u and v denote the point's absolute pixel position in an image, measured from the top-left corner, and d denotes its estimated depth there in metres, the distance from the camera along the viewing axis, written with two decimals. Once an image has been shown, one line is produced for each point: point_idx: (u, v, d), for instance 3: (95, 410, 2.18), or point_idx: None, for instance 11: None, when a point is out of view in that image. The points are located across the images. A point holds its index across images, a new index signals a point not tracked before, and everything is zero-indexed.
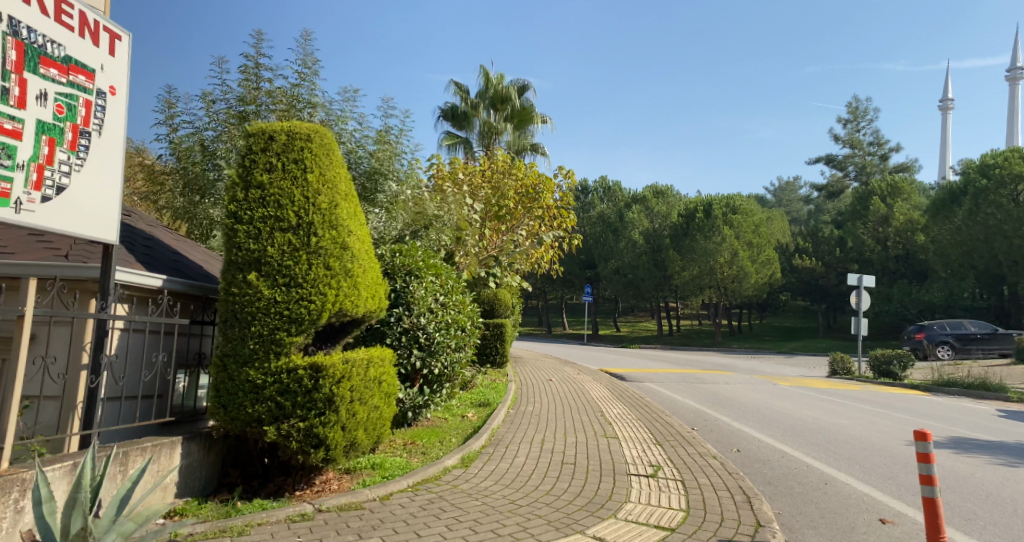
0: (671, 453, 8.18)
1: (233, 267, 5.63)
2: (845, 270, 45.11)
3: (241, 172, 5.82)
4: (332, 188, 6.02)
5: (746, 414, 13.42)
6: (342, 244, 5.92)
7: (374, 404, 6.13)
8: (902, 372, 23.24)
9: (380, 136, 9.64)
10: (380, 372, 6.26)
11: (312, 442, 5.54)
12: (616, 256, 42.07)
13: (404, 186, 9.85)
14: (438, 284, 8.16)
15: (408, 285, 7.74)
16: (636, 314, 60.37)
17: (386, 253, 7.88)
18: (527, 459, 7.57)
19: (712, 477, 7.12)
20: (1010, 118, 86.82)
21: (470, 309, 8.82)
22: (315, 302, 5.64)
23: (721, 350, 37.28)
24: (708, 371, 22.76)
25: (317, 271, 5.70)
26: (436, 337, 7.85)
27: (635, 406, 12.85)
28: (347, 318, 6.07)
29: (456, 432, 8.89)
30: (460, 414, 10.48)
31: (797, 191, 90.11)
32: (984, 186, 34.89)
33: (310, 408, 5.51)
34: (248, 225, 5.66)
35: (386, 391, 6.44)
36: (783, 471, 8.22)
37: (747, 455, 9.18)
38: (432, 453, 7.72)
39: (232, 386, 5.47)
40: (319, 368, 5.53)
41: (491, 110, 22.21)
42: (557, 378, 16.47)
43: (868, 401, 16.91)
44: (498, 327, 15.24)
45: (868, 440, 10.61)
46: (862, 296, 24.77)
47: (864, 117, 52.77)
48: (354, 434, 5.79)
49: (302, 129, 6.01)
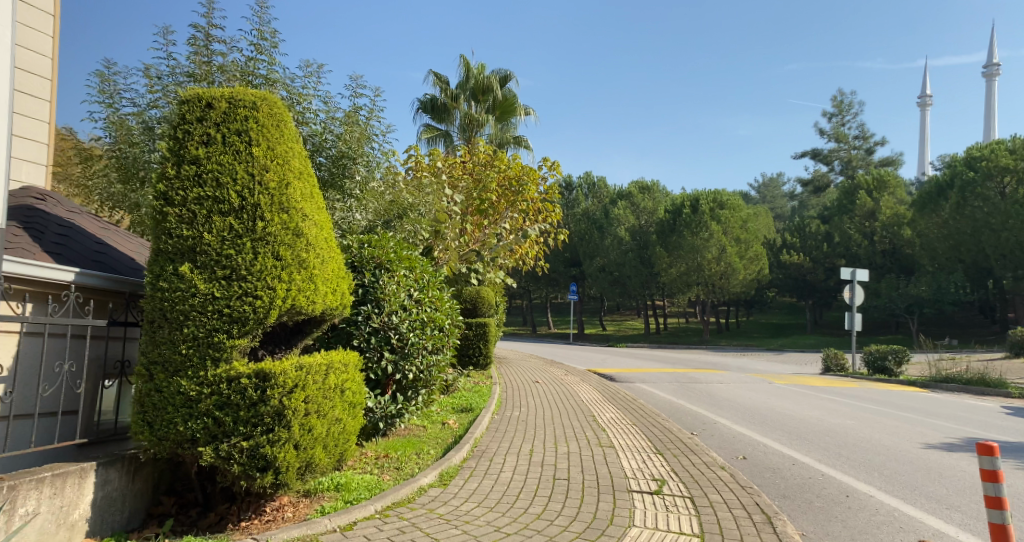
0: (675, 464, 7.41)
1: (162, 257, 4.73)
2: (833, 265, 44.61)
3: (172, 145, 4.91)
4: (283, 164, 5.14)
5: (747, 416, 12.66)
6: (295, 230, 5.04)
7: (336, 417, 5.27)
8: (896, 368, 22.63)
9: (347, 117, 8.68)
10: (344, 379, 5.40)
11: (259, 465, 4.67)
12: (602, 253, 41.35)
13: (375, 172, 8.98)
14: (412, 278, 7.30)
15: (377, 279, 6.89)
16: (623, 313, 59.66)
17: (352, 244, 7.02)
18: (514, 474, 6.74)
19: (723, 492, 6.36)
20: (986, 111, 87.59)
21: (450, 306, 7.97)
22: (262, 298, 4.78)
23: (710, 348, 36.60)
24: (700, 370, 22.02)
25: (264, 262, 4.83)
26: (409, 338, 7.00)
27: (628, 409, 12.08)
28: (303, 316, 5.19)
29: (435, 443, 8.10)
30: (441, 421, 9.65)
31: (780, 188, 89.85)
32: (971, 178, 34.56)
33: (255, 424, 4.65)
34: (179, 209, 4.77)
35: (352, 400, 5.58)
36: (797, 481, 7.49)
37: (754, 463, 8.42)
38: (406, 470, 6.87)
39: (161, 399, 4.60)
40: (266, 378, 4.67)
41: (472, 102, 21.32)
42: (544, 379, 15.66)
43: (868, 399, 16.21)
44: (481, 326, 14.41)
45: (880, 444, 9.88)
46: (855, 290, 24.14)
47: (849, 111, 52.32)
48: (310, 454, 4.91)
49: (246, 96, 5.12)
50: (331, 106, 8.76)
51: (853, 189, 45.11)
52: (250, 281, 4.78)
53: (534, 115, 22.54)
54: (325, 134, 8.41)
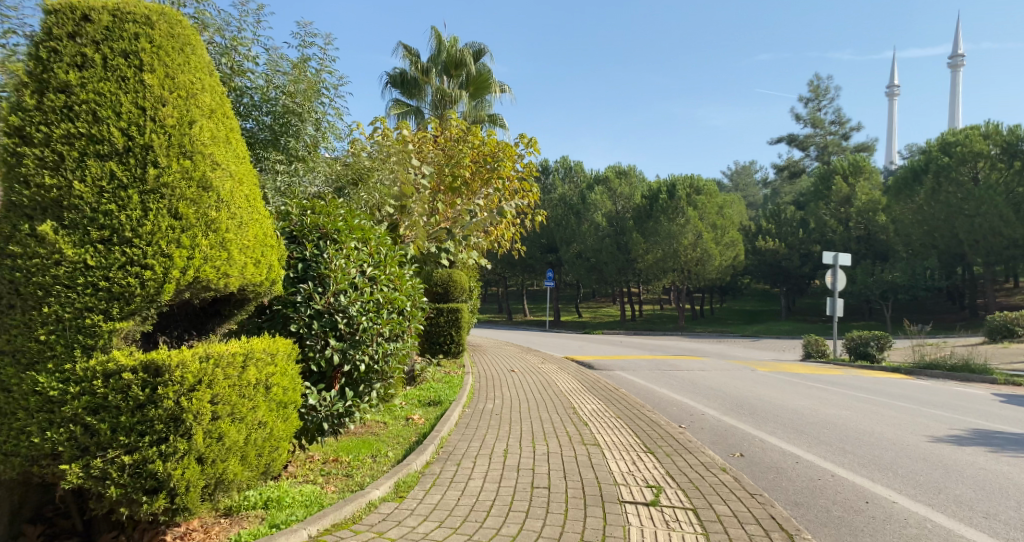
0: (667, 465, 6.46)
1: (16, 214, 3.58)
2: (809, 251, 44.21)
3: (32, 67, 3.71)
4: (185, 97, 4.01)
5: (735, 406, 11.78)
6: (201, 182, 3.96)
7: (257, 420, 4.22)
8: (878, 354, 22.01)
9: (293, 68, 7.52)
10: (269, 371, 4.36)
11: (147, 487, 3.62)
12: (578, 239, 40.40)
13: (326, 134, 7.86)
14: (366, 252, 6.21)
15: (321, 251, 5.78)
16: (597, 300, 59.00)
17: (291, 210, 5.91)
18: (485, 483, 5.71)
19: (729, 501, 5.44)
20: (952, 100, 88.58)
21: (412, 285, 6.86)
22: (152, 268, 3.70)
23: (686, 335, 35.92)
24: (679, 357, 21.19)
25: (157, 222, 3.75)
26: (361, 323, 5.92)
27: (609, 400, 11.16)
28: (213, 294, 4.10)
29: (395, 446, 7.13)
30: (404, 416, 8.62)
31: (752, 176, 89.99)
32: (945, 162, 34.21)
33: (142, 433, 3.59)
34: (40, 149, 3.62)
35: (279, 399, 4.53)
36: (808, 484, 6.55)
37: (752, 462, 7.51)
38: (356, 481, 5.82)
39: (9, 400, 3.50)
40: (159, 373, 3.62)
41: (444, 77, 20.08)
42: (519, 368, 14.65)
43: (855, 386, 15.44)
44: (452, 311, 13.34)
45: (884, 437, 9.04)
46: (836, 275, 23.42)
47: (825, 97, 51.73)
48: (220, 470, 3.86)
49: (137, 8, 3.94)
50: (275, 56, 7.57)
51: (829, 174, 44.63)
52: (137, 246, 3.69)
53: (509, 93, 21.38)
54: (268, 88, 7.24)
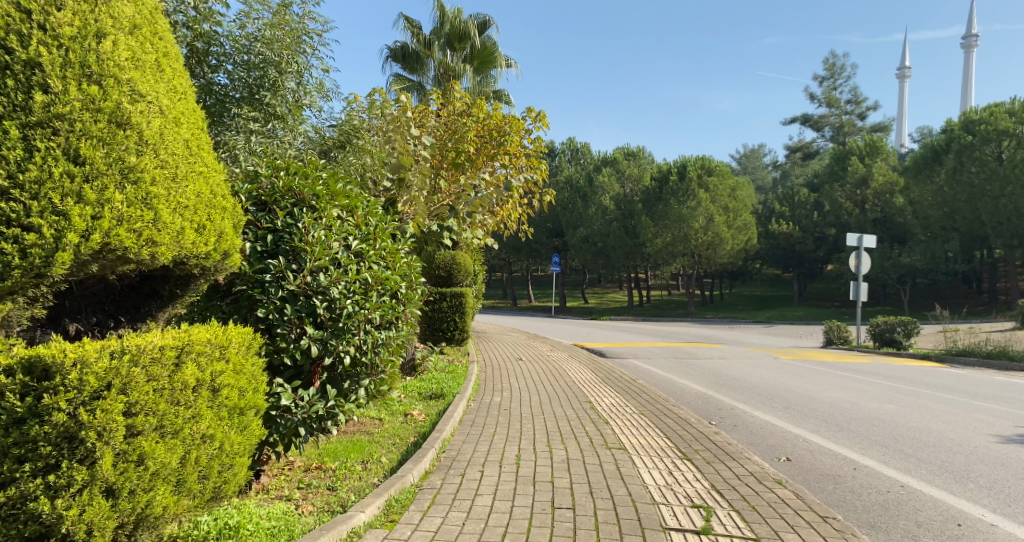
0: (709, 477, 5.46)
1: None
2: (823, 235, 42.99)
3: None
4: (91, 1, 2.97)
5: (766, 399, 10.76)
6: (116, 115, 2.94)
7: (200, 433, 3.23)
8: (905, 340, 20.86)
9: (271, 13, 6.43)
10: (215, 370, 3.36)
11: (28, 533, 2.72)
12: (585, 222, 39.21)
13: (311, 91, 6.75)
14: (352, 222, 5.18)
15: (296, 220, 4.77)
16: (604, 286, 57.92)
17: (261, 171, 4.89)
18: (497, 502, 4.75)
19: (801, 531, 4.44)
20: (964, 80, 86.89)
21: (408, 263, 5.82)
22: (38, 231, 2.73)
23: (697, 321, 34.83)
24: (694, 344, 20.13)
25: (47, 167, 2.76)
26: (345, 308, 4.89)
27: (628, 392, 10.17)
28: (139, 268, 3.11)
29: (389, 448, 6.20)
30: (402, 412, 7.65)
31: (761, 158, 88.58)
32: (968, 141, 32.88)
33: (21, 459, 2.69)
34: None
35: (231, 404, 3.53)
36: (877, 499, 5.57)
37: (801, 468, 6.55)
38: (340, 497, 4.85)
39: None
40: (48, 376, 2.70)
41: (448, 50, 18.89)
42: (527, 357, 13.63)
43: (889, 376, 14.39)
44: (456, 296, 12.32)
45: (946, 437, 8.01)
46: (861, 257, 22.20)
47: (841, 75, 50.05)
48: (140, 504, 2.92)
49: None
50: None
51: (845, 154, 43.21)
52: (20, 199, 2.71)
53: (515, 67, 20.16)
54: (242, 35, 6.20)
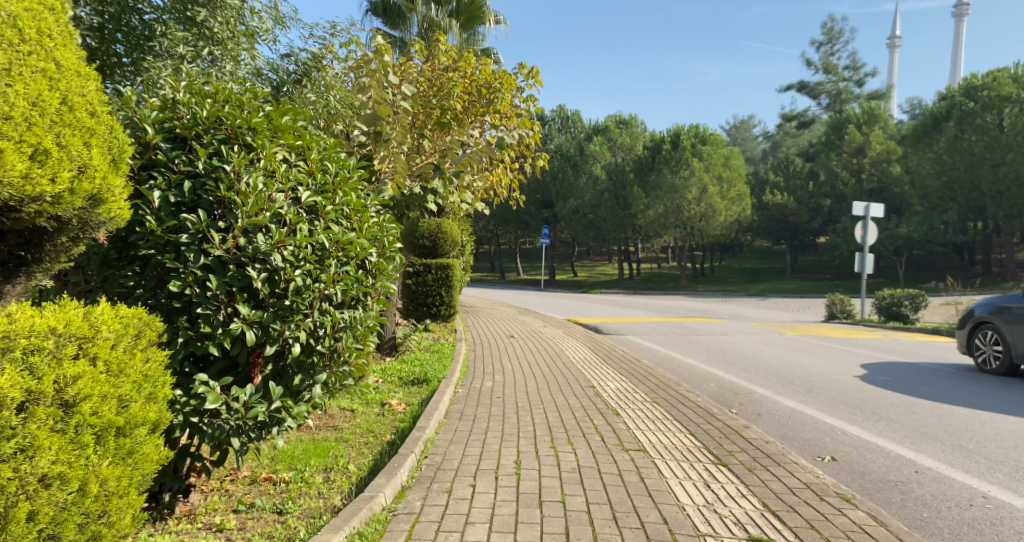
0: (759, 493, 4.34)
1: None
2: (818, 206, 41.93)
3: None
4: None
5: (785, 382, 9.70)
6: None
7: (37, 475, 2.28)
8: (912, 314, 19.90)
9: None
10: (66, 374, 2.34)
11: None
12: (575, 193, 37.89)
13: (261, 14, 5.46)
14: (302, 164, 3.92)
15: (225, 161, 3.56)
16: (592, 259, 56.82)
17: (180, 97, 3.69)
18: (493, 535, 3.62)
19: None
20: (954, 51, 85.83)
21: (379, 225, 4.54)
22: None
23: (687, 294, 33.86)
24: (694, 319, 19.06)
25: None
26: (294, 279, 3.65)
27: (635, 375, 9.08)
28: None
29: (358, 450, 5.03)
30: (379, 401, 6.47)
31: (751, 131, 87.32)
32: (969, 108, 31.70)
33: None
34: None
35: (106, 423, 2.48)
36: (964, 518, 4.47)
37: (850, 470, 5.46)
38: (287, 529, 3.68)
39: None
40: None
41: (432, 5, 17.33)
42: (520, 334, 12.48)
43: (905, 353, 13.40)
44: (443, 268, 11.13)
45: (1004, 427, 6.96)
46: (867, 227, 21.10)
47: (839, 41, 48.53)
48: None
49: None
50: None
51: (841, 123, 41.87)
52: None
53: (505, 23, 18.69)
54: None
